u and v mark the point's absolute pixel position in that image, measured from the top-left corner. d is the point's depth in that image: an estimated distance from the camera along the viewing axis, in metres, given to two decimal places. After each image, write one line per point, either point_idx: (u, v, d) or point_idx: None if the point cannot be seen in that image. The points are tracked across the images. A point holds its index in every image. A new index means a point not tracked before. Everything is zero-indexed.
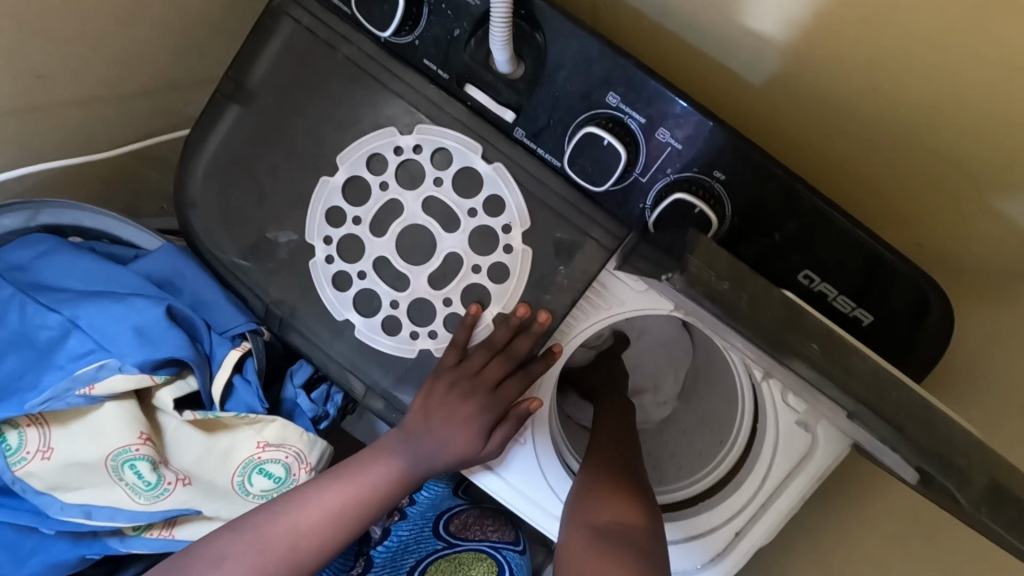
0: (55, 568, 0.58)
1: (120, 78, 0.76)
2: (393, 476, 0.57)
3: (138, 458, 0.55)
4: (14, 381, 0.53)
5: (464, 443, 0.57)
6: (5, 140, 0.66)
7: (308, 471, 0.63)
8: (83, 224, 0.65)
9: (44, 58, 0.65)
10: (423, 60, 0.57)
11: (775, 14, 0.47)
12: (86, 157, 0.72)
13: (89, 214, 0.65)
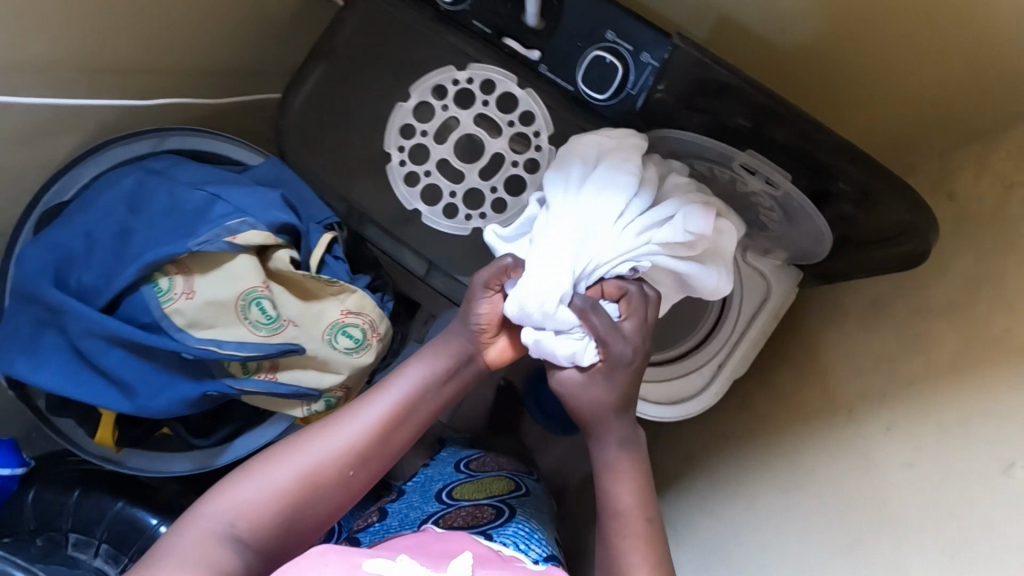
0: (183, 402, 0.71)
1: None
2: (415, 395, 0.63)
3: (262, 296, 0.71)
4: (173, 233, 0.70)
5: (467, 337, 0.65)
6: None
7: (378, 339, 0.78)
8: (201, 148, 0.84)
9: None
10: (473, 21, 0.79)
11: None
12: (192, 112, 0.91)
13: (207, 139, 0.84)
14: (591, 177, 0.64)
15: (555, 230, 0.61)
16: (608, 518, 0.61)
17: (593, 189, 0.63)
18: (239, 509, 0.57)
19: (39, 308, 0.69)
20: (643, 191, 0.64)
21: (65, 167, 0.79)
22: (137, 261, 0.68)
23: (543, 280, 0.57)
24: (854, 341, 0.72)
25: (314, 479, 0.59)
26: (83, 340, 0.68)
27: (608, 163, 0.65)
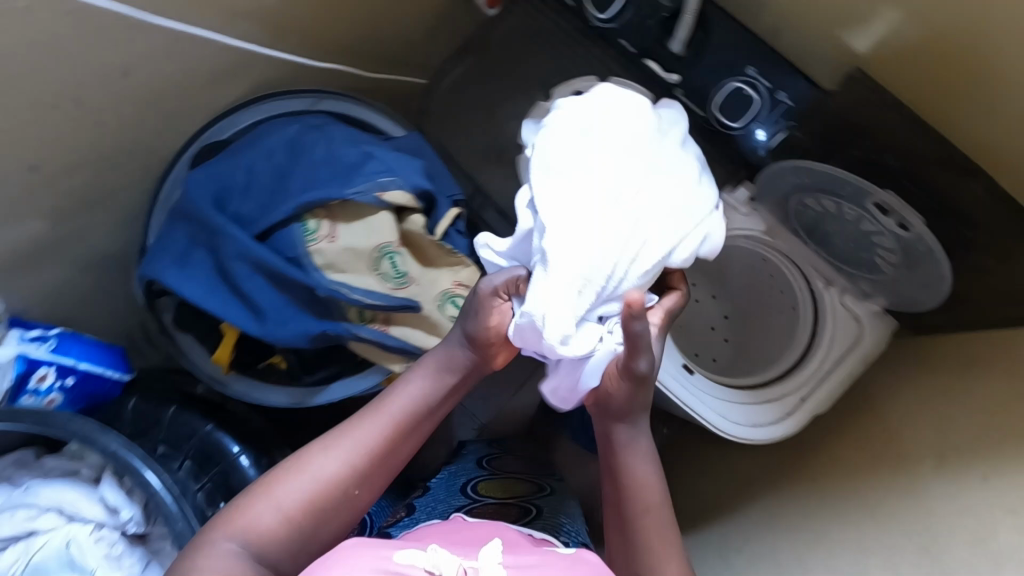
0: (305, 334, 0.76)
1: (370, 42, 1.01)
2: (419, 407, 0.64)
3: (395, 252, 0.77)
4: (329, 181, 0.76)
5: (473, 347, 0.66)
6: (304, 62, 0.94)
7: None
8: (352, 114, 0.91)
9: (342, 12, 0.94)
10: (619, 39, 0.85)
11: (868, 36, 0.72)
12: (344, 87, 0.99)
13: (359, 108, 0.91)
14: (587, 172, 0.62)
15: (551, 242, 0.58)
16: (641, 537, 0.61)
17: (589, 179, 0.61)
18: (248, 542, 0.55)
19: (200, 228, 0.76)
20: (644, 184, 0.62)
21: (231, 109, 0.87)
22: (295, 199, 0.75)
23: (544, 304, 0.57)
24: (961, 397, 0.72)
25: (326, 491, 0.59)
26: (230, 262, 0.75)
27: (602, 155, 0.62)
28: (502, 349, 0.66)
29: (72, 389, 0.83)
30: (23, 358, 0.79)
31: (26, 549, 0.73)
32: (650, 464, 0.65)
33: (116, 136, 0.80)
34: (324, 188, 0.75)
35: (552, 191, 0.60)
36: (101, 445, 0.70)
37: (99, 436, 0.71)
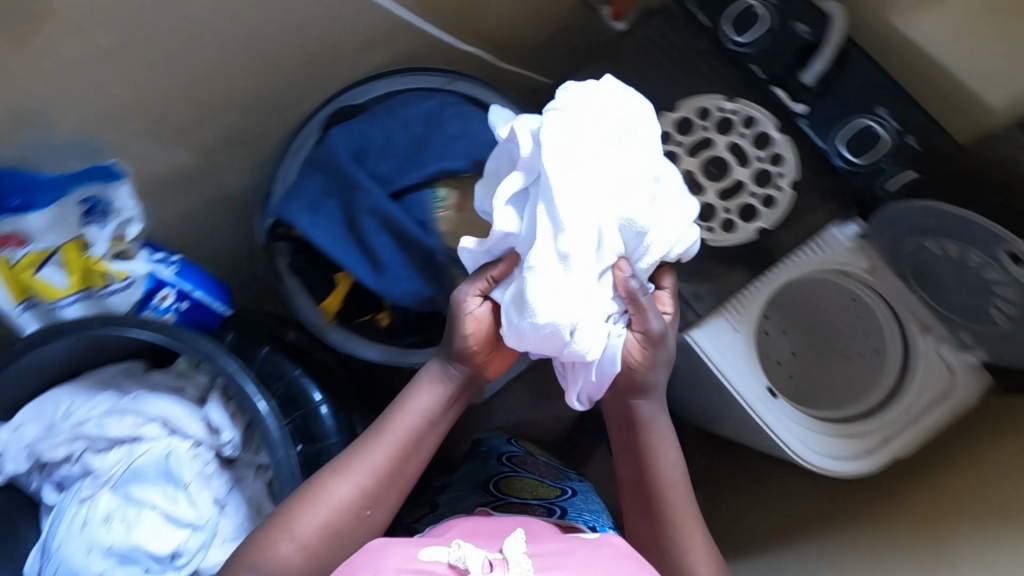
0: (417, 292, 0.80)
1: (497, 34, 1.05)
2: (419, 427, 0.72)
3: None
4: (465, 154, 0.81)
5: (471, 356, 0.72)
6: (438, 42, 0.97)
7: None
8: (481, 98, 0.93)
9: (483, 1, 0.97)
10: (750, 64, 0.88)
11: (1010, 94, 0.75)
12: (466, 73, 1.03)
13: (489, 93, 0.93)
14: (581, 181, 0.65)
15: (566, 255, 0.62)
16: (667, 530, 0.72)
17: (581, 180, 0.65)
18: (275, 571, 0.63)
19: (336, 179, 0.81)
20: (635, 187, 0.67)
21: (373, 75, 0.91)
22: (433, 166, 0.80)
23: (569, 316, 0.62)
24: None
25: (345, 513, 0.66)
26: (362, 215, 0.78)
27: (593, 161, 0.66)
28: (486, 357, 0.73)
29: (186, 313, 0.83)
30: (152, 276, 0.80)
31: (130, 452, 0.78)
32: (666, 430, 0.76)
33: (273, 80, 0.84)
34: (461, 159, 0.81)
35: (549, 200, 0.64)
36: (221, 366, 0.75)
37: (219, 356, 0.75)
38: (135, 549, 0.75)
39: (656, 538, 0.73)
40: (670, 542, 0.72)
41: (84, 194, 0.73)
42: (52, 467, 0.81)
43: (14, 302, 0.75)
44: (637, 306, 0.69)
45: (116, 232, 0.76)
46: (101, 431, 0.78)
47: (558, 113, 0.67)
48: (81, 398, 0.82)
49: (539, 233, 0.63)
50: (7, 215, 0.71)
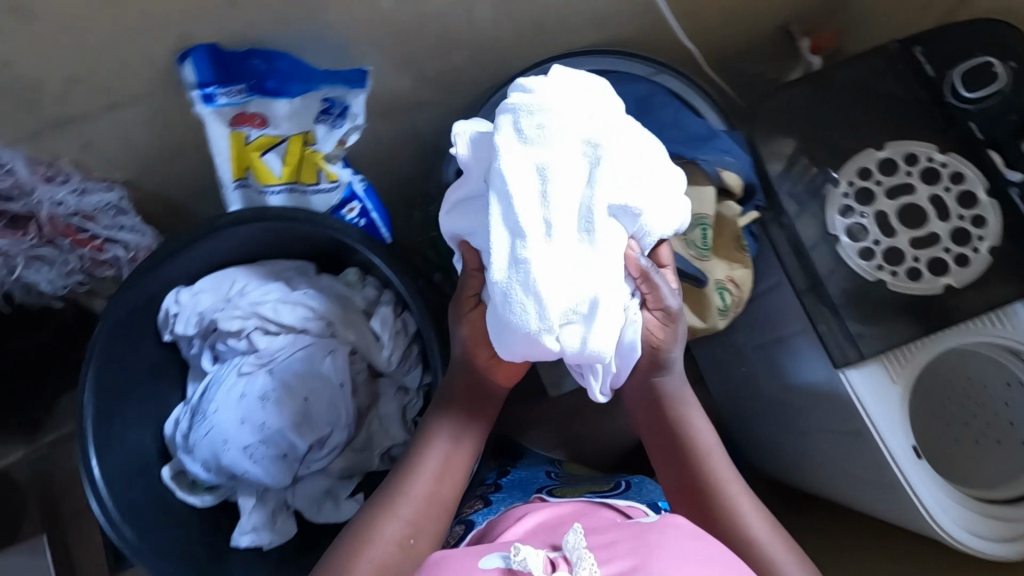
0: None
1: (705, 39, 1.05)
2: (449, 452, 0.72)
3: (707, 224, 0.80)
4: (676, 140, 0.81)
5: (475, 362, 0.73)
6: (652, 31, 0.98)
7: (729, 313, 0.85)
8: (685, 97, 0.93)
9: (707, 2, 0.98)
10: (969, 122, 0.87)
11: None
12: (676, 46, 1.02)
13: (695, 95, 0.93)
14: (546, 184, 0.60)
15: (528, 261, 0.58)
16: (740, 533, 0.68)
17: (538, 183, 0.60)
18: None
19: None
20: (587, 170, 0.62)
21: (595, 50, 0.92)
22: None
23: (552, 318, 0.58)
24: None
25: (395, 544, 0.65)
26: None
27: (549, 156, 0.61)
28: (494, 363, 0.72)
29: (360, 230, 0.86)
30: (350, 186, 0.83)
31: (297, 342, 0.82)
32: (693, 404, 0.77)
33: (511, 29, 0.87)
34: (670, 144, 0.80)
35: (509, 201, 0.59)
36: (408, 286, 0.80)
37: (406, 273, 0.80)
38: (286, 433, 0.79)
39: (712, 510, 0.71)
40: (725, 513, 0.70)
41: (328, 93, 0.75)
42: (216, 338, 0.86)
43: (233, 178, 0.80)
44: (648, 281, 0.68)
45: (341, 136, 0.78)
46: (275, 316, 0.83)
47: (513, 109, 0.62)
48: (258, 281, 0.86)
49: (494, 246, 0.59)
50: (257, 95, 0.74)
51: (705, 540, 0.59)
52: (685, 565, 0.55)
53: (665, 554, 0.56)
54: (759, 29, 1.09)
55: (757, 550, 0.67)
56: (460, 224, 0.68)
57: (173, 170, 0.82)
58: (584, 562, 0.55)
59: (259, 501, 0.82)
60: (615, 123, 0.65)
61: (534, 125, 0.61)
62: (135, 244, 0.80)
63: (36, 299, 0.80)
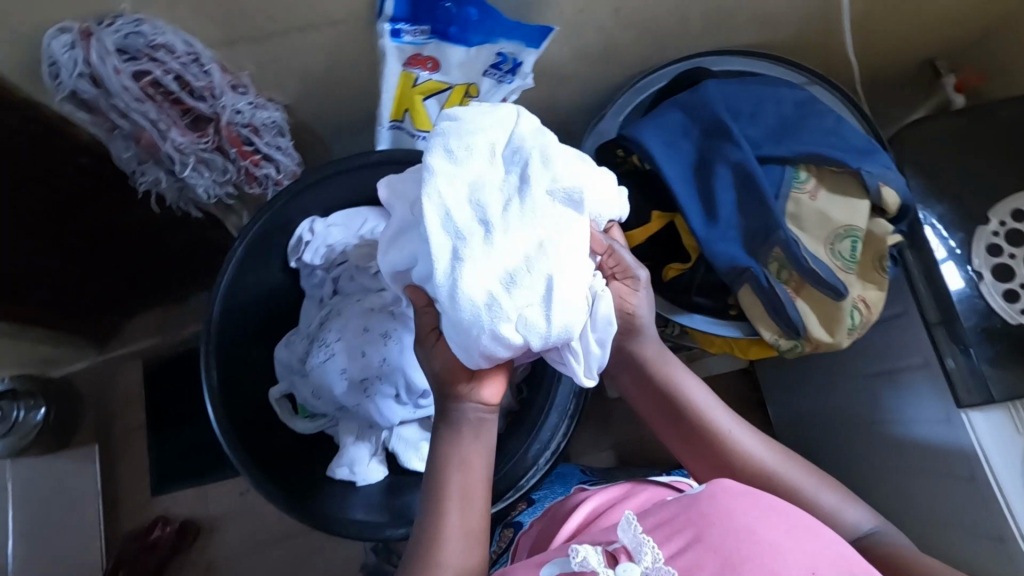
0: (731, 256, 0.80)
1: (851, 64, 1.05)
2: (468, 474, 0.65)
3: (857, 237, 0.78)
4: (836, 146, 0.80)
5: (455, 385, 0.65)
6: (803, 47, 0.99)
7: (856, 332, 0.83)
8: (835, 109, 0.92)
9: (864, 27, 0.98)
10: None
11: None
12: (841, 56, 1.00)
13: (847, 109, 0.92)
14: (476, 192, 0.59)
15: (467, 261, 0.57)
16: (762, 476, 0.69)
17: (469, 193, 0.59)
18: None
19: (702, 123, 0.83)
20: (508, 179, 0.60)
21: (749, 53, 0.95)
22: (804, 146, 0.79)
23: (503, 307, 0.57)
24: None
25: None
26: (718, 166, 0.80)
27: (473, 174, 0.60)
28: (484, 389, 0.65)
29: None
30: None
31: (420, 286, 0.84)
32: (678, 364, 0.74)
33: (681, 14, 0.87)
34: (833, 149, 0.79)
35: (443, 207, 0.58)
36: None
37: None
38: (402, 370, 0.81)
39: (725, 461, 0.70)
40: (738, 461, 0.69)
41: (503, 48, 0.75)
42: (343, 273, 0.89)
43: (390, 118, 0.82)
44: (613, 255, 0.71)
45: (505, 93, 0.79)
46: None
47: (447, 130, 0.61)
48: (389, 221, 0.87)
49: (433, 248, 0.57)
50: (438, 39, 0.75)
51: (742, 489, 0.59)
52: (738, 523, 0.56)
53: (717, 520, 0.56)
54: (905, 66, 1.09)
55: (778, 486, 0.68)
56: (398, 260, 0.69)
57: (331, 102, 0.85)
58: (646, 548, 0.54)
59: (361, 439, 0.85)
60: (534, 129, 0.63)
61: (461, 146, 0.60)
62: (285, 166, 0.83)
63: (184, 203, 0.82)
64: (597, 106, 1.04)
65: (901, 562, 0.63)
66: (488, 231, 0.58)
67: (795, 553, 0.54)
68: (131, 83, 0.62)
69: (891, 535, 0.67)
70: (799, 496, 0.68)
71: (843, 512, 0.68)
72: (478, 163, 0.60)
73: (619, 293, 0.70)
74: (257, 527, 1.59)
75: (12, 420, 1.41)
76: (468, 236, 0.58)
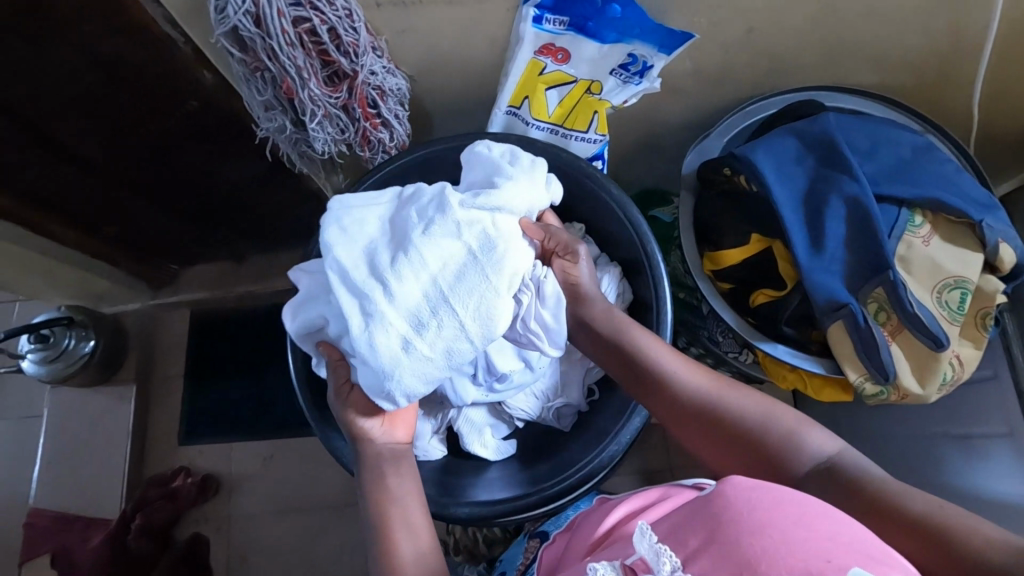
0: (831, 287, 0.78)
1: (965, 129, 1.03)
2: (399, 490, 0.68)
3: (967, 290, 0.77)
4: (956, 196, 0.78)
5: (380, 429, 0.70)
6: (920, 101, 0.98)
7: (945, 388, 0.80)
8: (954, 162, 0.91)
9: (993, 102, 0.95)
10: None
11: None
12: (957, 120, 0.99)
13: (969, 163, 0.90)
14: (375, 252, 0.64)
15: (375, 318, 0.61)
16: (725, 425, 0.66)
17: (366, 253, 0.64)
18: None
19: (819, 152, 0.83)
20: (404, 234, 0.65)
21: (865, 93, 0.93)
22: (925, 191, 0.78)
23: (421, 347, 0.62)
24: None
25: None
26: (831, 198, 0.80)
27: (371, 236, 0.65)
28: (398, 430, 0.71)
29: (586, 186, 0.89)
30: (603, 146, 0.87)
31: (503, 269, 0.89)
32: (624, 317, 0.75)
33: (810, 45, 0.86)
34: (953, 198, 0.78)
35: (336, 275, 0.63)
36: (642, 232, 0.80)
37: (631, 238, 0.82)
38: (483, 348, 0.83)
39: (660, 394, 0.70)
40: (674, 391, 0.69)
41: (636, 49, 0.76)
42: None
43: (509, 103, 0.83)
44: (552, 237, 0.76)
45: (630, 93, 0.80)
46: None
47: (336, 211, 0.68)
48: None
49: (346, 314, 0.62)
50: (574, 32, 0.76)
51: (754, 482, 0.52)
52: (757, 518, 0.48)
53: (732, 517, 0.49)
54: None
55: (718, 413, 0.67)
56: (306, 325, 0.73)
57: (450, 81, 0.87)
58: (664, 558, 0.49)
59: (429, 413, 0.87)
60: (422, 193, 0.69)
61: (350, 220, 0.66)
62: (398, 135, 0.84)
63: (295, 156, 0.84)
64: (699, 126, 1.04)
65: (878, 497, 0.57)
66: (386, 286, 0.62)
67: (811, 543, 0.47)
68: (290, 28, 0.64)
69: (859, 457, 0.61)
70: (743, 419, 0.65)
71: (801, 432, 0.63)
72: (364, 237, 0.65)
73: (562, 269, 0.76)
74: (273, 493, 1.58)
75: (62, 348, 1.50)
76: (368, 294, 0.62)
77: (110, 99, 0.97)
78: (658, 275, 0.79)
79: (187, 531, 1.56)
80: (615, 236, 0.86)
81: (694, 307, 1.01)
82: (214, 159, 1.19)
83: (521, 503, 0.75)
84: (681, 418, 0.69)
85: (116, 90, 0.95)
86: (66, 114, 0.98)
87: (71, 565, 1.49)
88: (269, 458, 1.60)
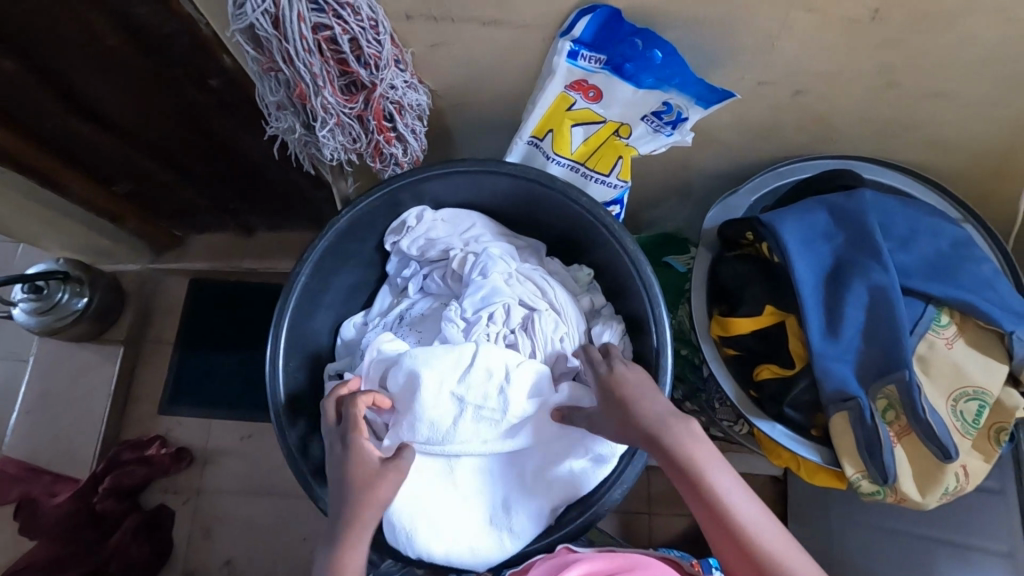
0: (842, 378, 0.74)
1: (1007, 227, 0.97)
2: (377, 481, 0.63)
3: (982, 402, 0.73)
4: (989, 301, 0.74)
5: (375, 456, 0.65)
6: (964, 190, 0.93)
7: (945, 499, 0.75)
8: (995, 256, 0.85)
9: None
10: None
11: None
12: (1001, 214, 0.94)
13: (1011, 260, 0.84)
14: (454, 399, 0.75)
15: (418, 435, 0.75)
16: None
17: (438, 394, 0.75)
18: None
19: (851, 231, 0.78)
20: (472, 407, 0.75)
21: (909, 171, 0.87)
22: (955, 292, 0.74)
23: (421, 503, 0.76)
24: None
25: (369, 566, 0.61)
26: (855, 283, 0.75)
27: (447, 388, 0.75)
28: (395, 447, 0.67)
29: None
30: (624, 191, 0.83)
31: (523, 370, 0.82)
32: (710, 451, 0.60)
33: (859, 116, 0.81)
34: (986, 304, 0.73)
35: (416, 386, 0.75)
36: (651, 290, 0.76)
37: (637, 296, 0.79)
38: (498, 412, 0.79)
39: (714, 526, 0.58)
40: (728, 524, 0.57)
41: (671, 99, 0.73)
42: (435, 270, 0.91)
43: (532, 133, 0.79)
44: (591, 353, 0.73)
45: (661, 141, 0.77)
46: (506, 283, 0.83)
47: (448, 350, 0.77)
48: (493, 235, 0.89)
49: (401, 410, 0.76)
50: (610, 72, 0.72)
51: None
52: None
53: None
54: None
55: (765, 566, 0.55)
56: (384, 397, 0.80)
57: (477, 101, 0.83)
58: None
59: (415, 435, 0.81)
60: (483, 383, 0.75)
61: (448, 359, 0.76)
62: (413, 150, 0.80)
63: (304, 156, 0.80)
64: (730, 178, 0.99)
65: None
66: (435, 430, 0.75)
67: None
68: (309, 34, 0.60)
69: None
70: None
71: None
72: (437, 383, 0.75)
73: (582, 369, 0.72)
74: (244, 475, 1.55)
75: (54, 301, 1.48)
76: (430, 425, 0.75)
77: (130, 65, 0.94)
78: (661, 338, 0.75)
79: (155, 500, 1.54)
80: (623, 289, 0.82)
81: (696, 366, 0.97)
82: (229, 138, 1.15)
83: (479, 561, 0.77)
84: (722, 549, 0.58)
85: (136, 57, 0.92)
86: (82, 73, 0.95)
87: (31, 515, 1.46)
88: (249, 438, 1.57)
